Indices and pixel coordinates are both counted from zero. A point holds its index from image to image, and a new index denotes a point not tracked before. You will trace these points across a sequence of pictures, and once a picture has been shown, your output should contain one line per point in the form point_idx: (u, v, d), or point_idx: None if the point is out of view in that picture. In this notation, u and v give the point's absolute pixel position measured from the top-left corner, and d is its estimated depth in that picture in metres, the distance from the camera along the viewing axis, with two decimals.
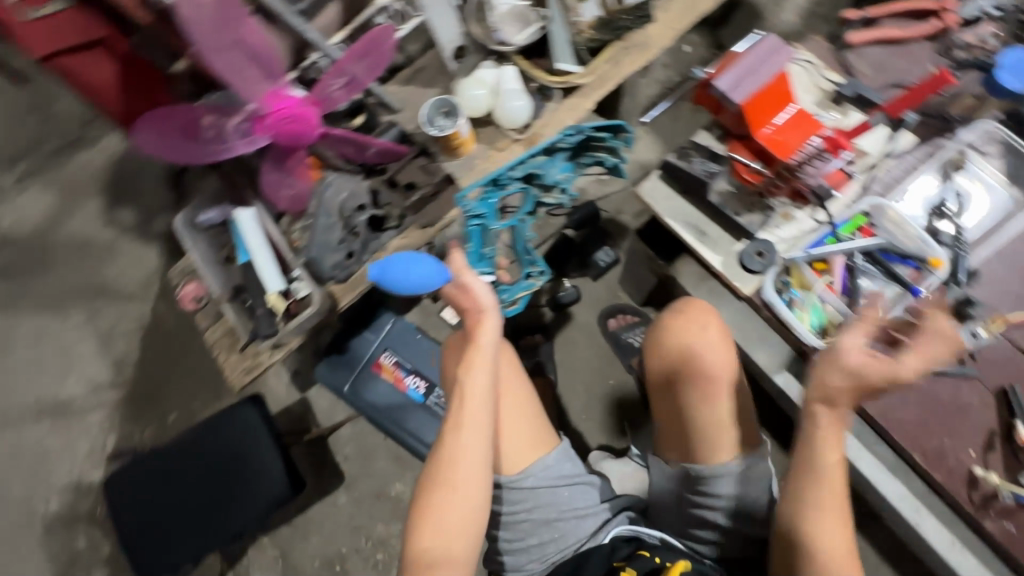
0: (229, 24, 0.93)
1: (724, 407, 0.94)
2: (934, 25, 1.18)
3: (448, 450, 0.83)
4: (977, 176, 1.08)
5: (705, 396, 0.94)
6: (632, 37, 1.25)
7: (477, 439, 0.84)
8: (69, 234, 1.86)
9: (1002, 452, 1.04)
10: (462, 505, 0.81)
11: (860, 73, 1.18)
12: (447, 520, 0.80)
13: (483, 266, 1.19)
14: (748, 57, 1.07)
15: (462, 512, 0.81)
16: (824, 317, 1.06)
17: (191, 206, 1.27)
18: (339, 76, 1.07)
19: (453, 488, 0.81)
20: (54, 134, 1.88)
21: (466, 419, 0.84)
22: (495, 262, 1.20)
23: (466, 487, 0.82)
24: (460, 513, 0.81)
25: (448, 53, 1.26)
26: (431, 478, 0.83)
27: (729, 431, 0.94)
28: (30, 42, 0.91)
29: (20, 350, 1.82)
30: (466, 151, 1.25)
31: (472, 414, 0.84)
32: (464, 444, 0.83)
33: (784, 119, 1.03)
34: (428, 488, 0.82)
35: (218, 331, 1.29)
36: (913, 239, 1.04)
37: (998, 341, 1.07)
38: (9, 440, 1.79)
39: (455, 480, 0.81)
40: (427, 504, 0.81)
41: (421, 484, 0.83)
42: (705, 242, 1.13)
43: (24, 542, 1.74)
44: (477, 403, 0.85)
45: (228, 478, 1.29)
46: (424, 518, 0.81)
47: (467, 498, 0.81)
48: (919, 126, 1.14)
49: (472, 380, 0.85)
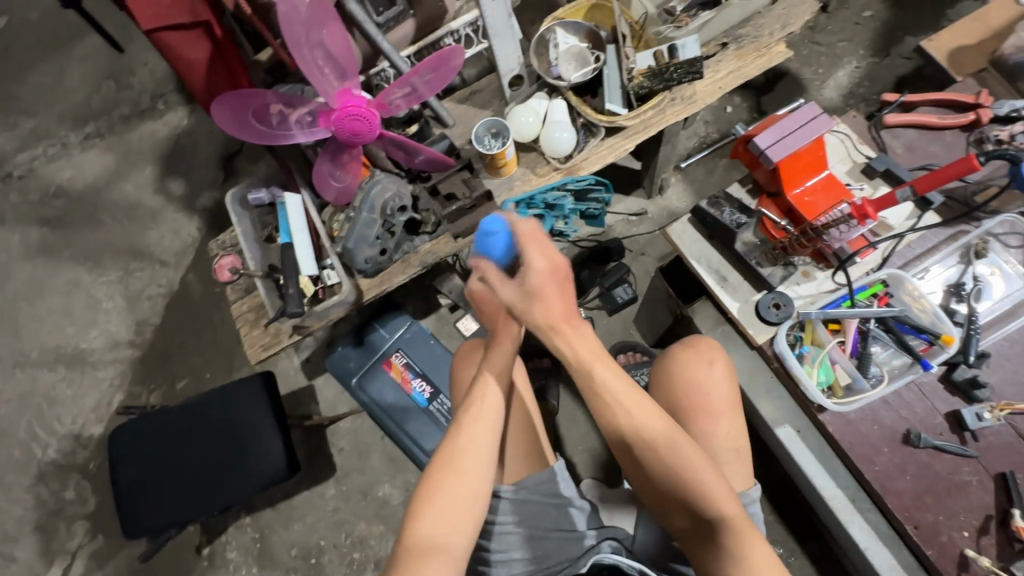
0: (322, 24, 1.02)
1: (685, 456, 0.80)
2: (968, 118, 1.22)
3: (461, 437, 0.85)
4: (996, 263, 1.12)
5: (653, 451, 0.80)
6: (681, 90, 1.32)
7: (490, 432, 0.86)
8: (120, 196, 1.96)
9: (997, 538, 1.03)
10: (467, 493, 0.81)
11: (894, 152, 1.25)
12: (451, 500, 0.80)
13: None
14: (790, 124, 1.14)
15: (466, 500, 0.81)
16: (832, 376, 1.10)
17: (243, 184, 1.36)
18: (406, 86, 1.14)
19: (460, 475, 0.82)
20: (126, 102, 2.01)
21: (482, 410, 0.86)
22: None
23: (472, 476, 0.82)
24: (464, 501, 0.81)
25: (505, 80, 1.34)
26: (437, 464, 0.83)
27: (704, 490, 0.79)
28: (138, 14, 1.00)
29: (52, 298, 1.90)
30: (507, 172, 1.33)
31: (488, 408, 0.87)
32: (475, 433, 0.85)
33: (814, 182, 1.11)
34: (435, 473, 0.82)
35: (246, 306, 1.34)
36: (928, 313, 1.07)
37: (1003, 427, 1.07)
38: (23, 382, 1.84)
39: (464, 467, 0.83)
40: (432, 488, 0.81)
41: (428, 468, 0.84)
42: (726, 288, 1.17)
43: (16, 484, 1.77)
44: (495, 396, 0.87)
45: (228, 447, 1.32)
46: (429, 500, 0.80)
47: (473, 487, 0.82)
48: (942, 208, 1.17)
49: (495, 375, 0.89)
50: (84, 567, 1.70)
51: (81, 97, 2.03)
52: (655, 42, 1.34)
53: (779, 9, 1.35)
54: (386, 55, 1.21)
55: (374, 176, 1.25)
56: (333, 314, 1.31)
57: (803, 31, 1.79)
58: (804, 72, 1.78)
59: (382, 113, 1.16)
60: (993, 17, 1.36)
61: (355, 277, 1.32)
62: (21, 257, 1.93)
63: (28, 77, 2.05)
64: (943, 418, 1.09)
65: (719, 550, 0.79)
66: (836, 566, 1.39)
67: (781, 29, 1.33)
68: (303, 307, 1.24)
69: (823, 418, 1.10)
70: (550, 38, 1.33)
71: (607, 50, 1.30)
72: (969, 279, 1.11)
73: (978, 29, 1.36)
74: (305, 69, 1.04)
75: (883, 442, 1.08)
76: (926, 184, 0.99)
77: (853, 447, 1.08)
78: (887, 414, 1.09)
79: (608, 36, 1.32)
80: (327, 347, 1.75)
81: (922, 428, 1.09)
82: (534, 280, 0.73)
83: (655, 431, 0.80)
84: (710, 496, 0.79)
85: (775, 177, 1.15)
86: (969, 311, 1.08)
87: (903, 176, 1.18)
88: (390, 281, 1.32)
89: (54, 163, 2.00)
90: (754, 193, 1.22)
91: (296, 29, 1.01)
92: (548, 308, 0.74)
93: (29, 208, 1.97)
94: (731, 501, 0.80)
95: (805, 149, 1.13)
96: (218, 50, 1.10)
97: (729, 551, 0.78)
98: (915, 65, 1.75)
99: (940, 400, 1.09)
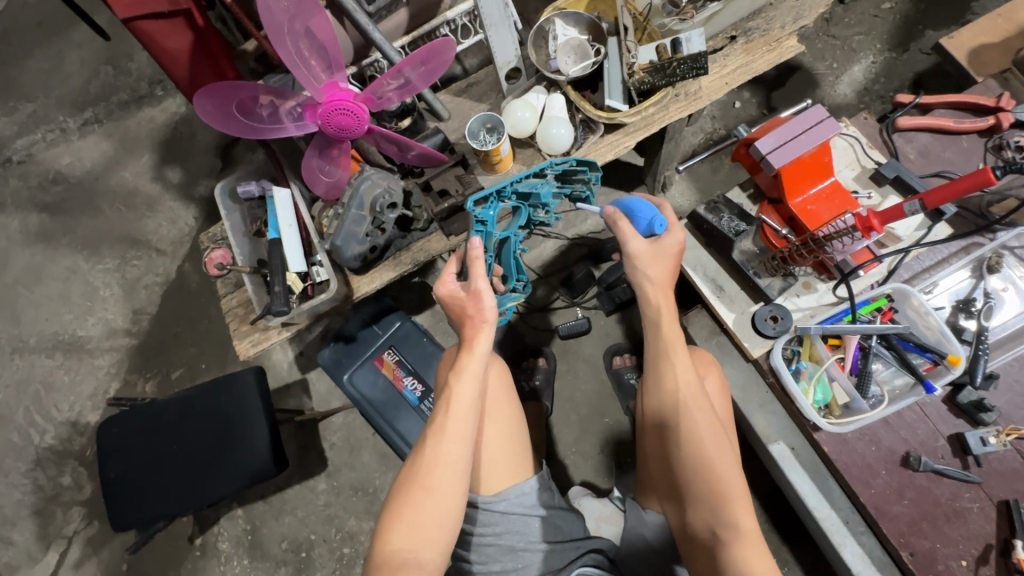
0: (305, 12, 0.97)
1: (708, 449, 0.85)
2: (986, 123, 1.17)
3: (429, 452, 0.83)
4: (1011, 280, 1.08)
5: (690, 439, 0.87)
6: (684, 85, 1.27)
7: (458, 446, 0.83)
8: (118, 183, 1.94)
9: (996, 568, 0.99)
10: (434, 509, 0.80)
11: (906, 157, 1.21)
12: (421, 514, 0.79)
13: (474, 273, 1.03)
14: (796, 126, 1.08)
15: (436, 517, 0.79)
16: (830, 394, 1.07)
17: (234, 177, 1.32)
18: (395, 77, 1.07)
19: (428, 491, 0.80)
20: (124, 88, 1.99)
21: (448, 426, 0.84)
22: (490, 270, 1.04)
23: (440, 491, 0.80)
24: (433, 518, 0.79)
25: (502, 73, 1.28)
26: (408, 479, 0.82)
27: (721, 487, 0.83)
28: (115, 4, 0.97)
29: (51, 284, 1.90)
30: (503, 168, 1.28)
31: (455, 423, 0.84)
32: (444, 448, 0.82)
33: (818, 190, 1.08)
34: (405, 489, 0.81)
35: (235, 301, 1.32)
36: (936, 334, 1.03)
37: (1008, 451, 1.03)
38: (22, 368, 1.85)
39: (433, 482, 0.81)
40: (402, 503, 0.80)
41: (399, 484, 0.83)
42: (721, 298, 1.16)
43: (13, 470, 1.78)
44: (462, 411, 0.84)
45: (217, 445, 1.31)
46: (398, 517, 0.79)
47: (440, 503, 0.80)
48: (954, 218, 1.14)
49: (460, 387, 0.86)
50: (80, 553, 1.72)
51: (79, 82, 2.00)
52: (659, 35, 1.28)
53: (792, 1, 1.28)
54: (376, 46, 1.16)
55: (365, 171, 1.19)
56: (322, 310, 1.28)
57: (819, 24, 1.71)
58: (818, 66, 1.71)
59: (372, 107, 1.10)
60: (1019, 13, 1.28)
61: (345, 273, 1.29)
62: (20, 243, 1.93)
63: (27, 60, 2.03)
64: (945, 441, 1.05)
65: (720, 553, 0.80)
66: None
67: (793, 22, 1.27)
68: (289, 306, 1.20)
69: (818, 437, 1.08)
70: (550, 29, 1.27)
71: (608, 43, 1.24)
72: (980, 295, 1.07)
73: (1000, 26, 1.28)
74: (287, 60, 1.00)
75: (878, 464, 1.06)
76: (935, 200, 0.92)
77: (848, 468, 1.06)
78: (886, 435, 1.06)
79: (610, 27, 1.26)
80: (321, 341, 1.74)
81: (923, 451, 1.05)
82: (665, 244, 0.95)
83: (697, 413, 0.88)
84: (718, 491, 0.83)
85: (776, 184, 1.11)
86: (978, 329, 1.04)
87: (913, 184, 1.13)
88: (380, 279, 1.29)
89: (53, 148, 1.98)
90: (755, 199, 1.21)
91: (278, 18, 0.97)
92: (661, 271, 0.95)
93: (28, 194, 1.96)
94: (743, 505, 0.82)
95: (808, 154, 1.08)
96: (201, 41, 1.09)
97: (732, 556, 0.79)
98: (935, 61, 1.67)
99: (943, 422, 1.06)
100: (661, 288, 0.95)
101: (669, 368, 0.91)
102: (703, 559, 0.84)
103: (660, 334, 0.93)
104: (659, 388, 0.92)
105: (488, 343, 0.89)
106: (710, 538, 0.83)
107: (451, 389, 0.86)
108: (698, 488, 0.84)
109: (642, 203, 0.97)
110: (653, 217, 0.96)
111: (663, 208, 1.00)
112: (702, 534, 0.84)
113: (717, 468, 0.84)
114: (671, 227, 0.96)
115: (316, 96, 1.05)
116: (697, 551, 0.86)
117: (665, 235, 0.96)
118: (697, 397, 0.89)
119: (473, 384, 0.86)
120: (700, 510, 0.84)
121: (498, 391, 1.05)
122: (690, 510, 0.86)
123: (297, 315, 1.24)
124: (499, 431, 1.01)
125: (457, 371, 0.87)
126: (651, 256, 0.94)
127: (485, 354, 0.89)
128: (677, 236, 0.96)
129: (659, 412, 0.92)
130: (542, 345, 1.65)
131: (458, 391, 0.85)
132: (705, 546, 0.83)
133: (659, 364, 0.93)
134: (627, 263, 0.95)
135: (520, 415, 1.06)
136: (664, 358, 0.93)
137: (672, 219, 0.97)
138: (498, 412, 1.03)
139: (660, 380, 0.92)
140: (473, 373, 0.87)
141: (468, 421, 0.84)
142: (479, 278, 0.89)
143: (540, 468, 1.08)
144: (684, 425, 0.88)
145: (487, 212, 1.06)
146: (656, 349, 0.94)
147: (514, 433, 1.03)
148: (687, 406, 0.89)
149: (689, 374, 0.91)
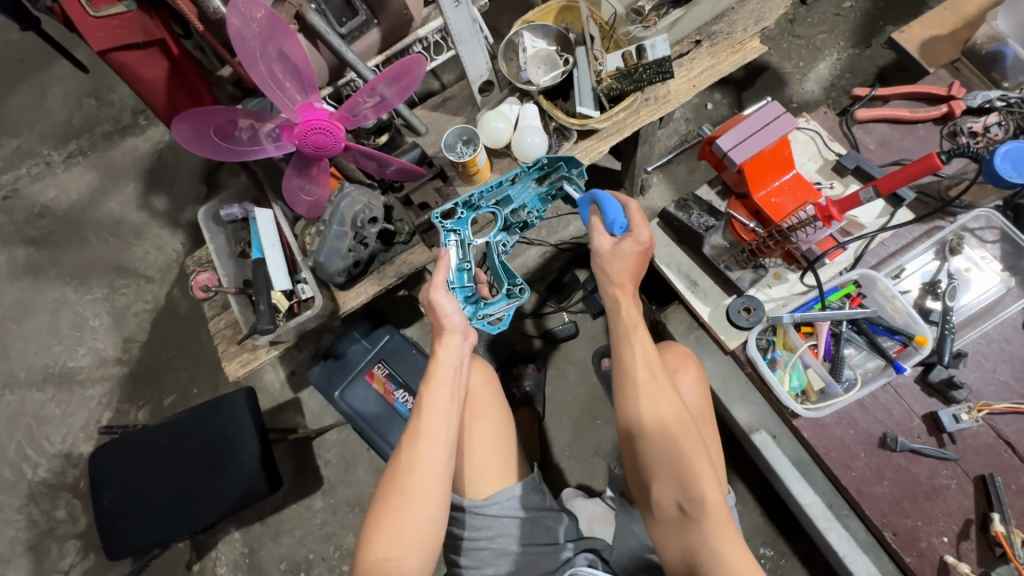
0: (277, 38, 0.99)
1: (670, 434, 0.84)
2: (940, 111, 1.21)
3: (405, 457, 0.83)
4: (976, 259, 1.12)
5: (654, 424, 0.85)
6: (654, 89, 1.30)
7: (435, 451, 0.83)
8: (104, 214, 1.96)
9: (977, 543, 1.01)
10: (415, 514, 0.80)
11: (866, 148, 1.25)
12: (400, 522, 0.80)
13: (459, 278, 1.07)
14: (755, 121, 1.11)
15: (419, 525, 0.80)
16: (805, 381, 1.10)
17: (217, 199, 1.34)
18: (370, 95, 1.09)
19: (409, 496, 0.81)
20: (107, 120, 2.01)
21: (423, 430, 0.84)
22: (474, 276, 1.08)
23: (422, 496, 0.81)
24: (416, 524, 0.80)
25: (474, 86, 1.32)
26: (388, 486, 0.82)
27: (690, 468, 0.83)
28: (89, 37, 1.02)
29: (39, 317, 1.90)
30: (482, 179, 1.31)
31: (430, 428, 0.84)
32: (421, 453, 0.83)
33: (781, 183, 1.12)
34: (385, 498, 0.82)
35: (223, 322, 1.32)
36: (904, 316, 1.06)
37: (982, 426, 1.05)
38: (13, 403, 1.84)
39: (411, 488, 0.81)
40: (383, 510, 0.81)
41: (379, 493, 0.83)
42: (697, 293, 1.19)
43: (6, 506, 1.77)
44: (438, 417, 0.85)
45: (207, 467, 1.31)
46: (380, 526, 0.80)
47: (422, 508, 0.81)
48: (915, 204, 1.18)
49: (435, 393, 0.87)
50: None
51: (62, 116, 2.03)
52: (625, 42, 1.32)
53: (752, 4, 1.32)
54: (351, 66, 1.19)
55: (344, 189, 1.22)
56: (308, 327, 1.29)
57: (782, 24, 1.77)
58: (785, 65, 1.76)
59: (348, 125, 1.13)
60: (967, 4, 1.32)
61: (331, 289, 1.30)
62: (7, 278, 1.93)
63: (10, 96, 2.05)
64: (919, 420, 1.08)
65: (692, 531, 0.82)
66: (827, 570, 1.37)
67: (755, 24, 1.30)
68: (275, 324, 1.20)
69: (798, 423, 1.10)
70: (519, 43, 1.30)
71: (576, 53, 1.27)
72: (945, 276, 1.10)
73: (947, 18, 1.32)
74: (260, 86, 1.02)
75: (858, 446, 1.08)
76: (889, 184, 0.98)
77: (828, 453, 1.08)
78: (863, 417, 1.08)
79: (577, 37, 1.30)
80: (312, 360, 1.75)
81: (899, 431, 1.07)
82: (624, 246, 0.93)
83: (659, 400, 0.87)
84: (690, 473, 0.83)
85: (741, 180, 1.15)
86: (944, 309, 1.07)
87: (874, 173, 1.18)
88: (365, 293, 1.31)
89: (38, 182, 2.00)
90: (724, 195, 1.24)
91: (250, 45, 0.98)
92: (621, 267, 0.94)
93: (15, 228, 1.97)
94: (712, 483, 0.82)
95: (770, 148, 1.12)
96: (176, 69, 1.11)
97: (705, 535, 0.80)
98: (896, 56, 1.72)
99: (917, 402, 1.08)
100: (621, 283, 0.94)
101: (627, 354, 0.90)
102: (671, 533, 0.85)
103: (620, 322, 0.93)
104: (621, 377, 0.90)
105: (456, 349, 0.92)
106: (682, 517, 0.83)
107: (423, 396, 0.87)
108: (670, 472, 0.84)
109: (608, 201, 0.95)
110: (613, 218, 0.95)
111: (629, 208, 0.96)
112: (670, 511, 0.85)
113: (687, 452, 0.84)
114: (635, 225, 0.94)
115: (293, 118, 1.08)
116: (664, 526, 0.87)
117: (627, 236, 0.94)
118: (660, 381, 0.88)
119: (449, 388, 0.88)
120: (669, 491, 0.85)
121: (483, 394, 1.05)
122: (657, 489, 0.86)
123: (284, 333, 1.24)
124: (480, 436, 1.01)
125: (430, 378, 0.88)
126: (613, 254, 0.94)
127: (453, 361, 0.91)
128: (644, 234, 0.92)
129: (622, 400, 0.89)
130: (530, 351, 1.67)
131: (435, 397, 0.86)
132: (673, 523, 0.85)
133: (619, 351, 0.92)
134: (594, 259, 0.96)
135: (505, 418, 1.06)
136: (623, 345, 0.92)
137: (635, 218, 0.94)
138: (482, 417, 1.03)
139: (620, 366, 0.91)
140: (445, 378, 0.89)
141: (443, 425, 0.85)
142: (435, 290, 0.93)
143: (530, 470, 1.08)
144: (645, 410, 0.86)
145: (460, 221, 1.09)
146: (616, 337, 0.93)
147: (498, 436, 1.03)
148: (646, 397, 0.87)
149: (650, 361, 0.89)
